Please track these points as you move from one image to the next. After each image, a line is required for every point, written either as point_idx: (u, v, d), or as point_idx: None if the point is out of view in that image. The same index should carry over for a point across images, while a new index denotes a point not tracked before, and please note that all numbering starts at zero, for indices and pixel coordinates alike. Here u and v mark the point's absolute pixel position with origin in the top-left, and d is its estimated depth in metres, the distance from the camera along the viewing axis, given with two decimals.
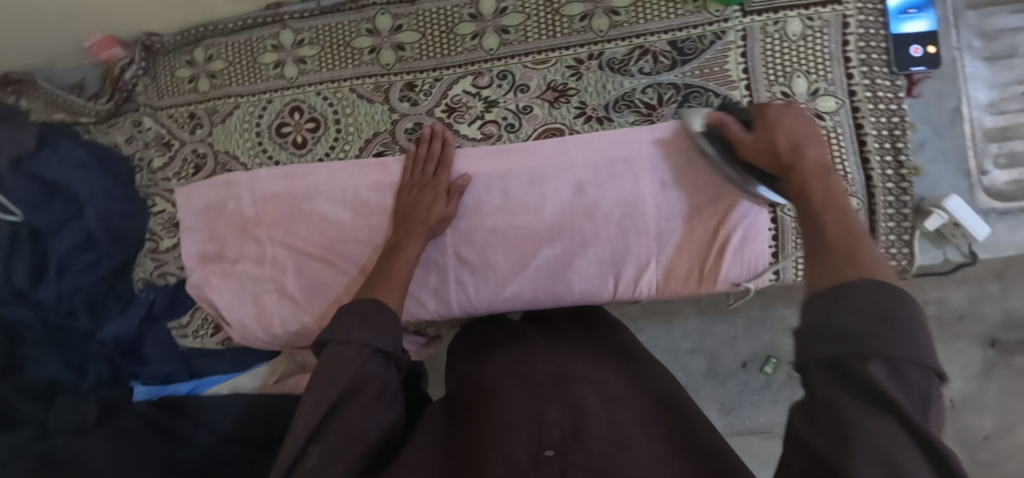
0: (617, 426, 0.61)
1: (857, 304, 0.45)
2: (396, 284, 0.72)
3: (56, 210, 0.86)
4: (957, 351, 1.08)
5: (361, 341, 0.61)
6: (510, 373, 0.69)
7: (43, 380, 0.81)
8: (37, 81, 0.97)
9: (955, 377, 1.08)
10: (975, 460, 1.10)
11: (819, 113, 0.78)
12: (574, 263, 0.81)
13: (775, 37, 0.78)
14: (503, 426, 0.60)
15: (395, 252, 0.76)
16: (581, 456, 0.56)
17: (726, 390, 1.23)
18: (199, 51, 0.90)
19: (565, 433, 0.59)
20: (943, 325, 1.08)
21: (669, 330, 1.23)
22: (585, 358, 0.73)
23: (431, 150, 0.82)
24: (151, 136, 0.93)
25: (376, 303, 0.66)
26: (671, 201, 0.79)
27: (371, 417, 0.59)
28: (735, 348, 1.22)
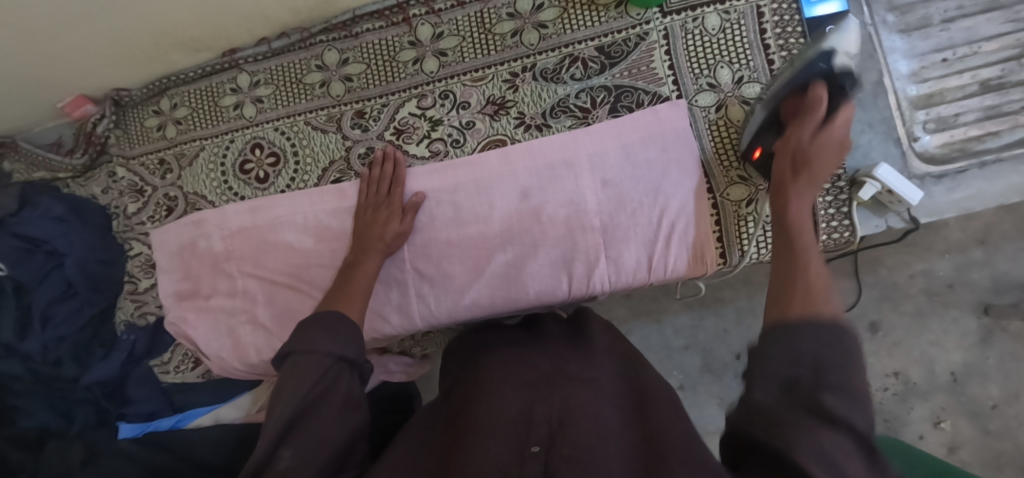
0: (603, 423, 0.58)
1: (812, 337, 0.49)
2: (358, 296, 0.75)
3: (37, 263, 0.91)
4: (951, 321, 1.09)
5: (325, 350, 0.65)
6: (503, 374, 0.69)
7: (33, 430, 0.88)
8: (17, 143, 1.03)
9: (953, 347, 1.09)
10: (987, 431, 1.07)
11: (745, 99, 0.82)
12: (527, 265, 0.85)
13: (695, 33, 0.83)
14: (490, 424, 0.58)
15: (353, 268, 0.79)
16: (566, 448, 0.53)
17: (725, 385, 1.27)
18: (166, 101, 0.97)
19: (553, 428, 0.57)
20: (931, 295, 1.10)
21: (660, 328, 1.28)
22: (579, 357, 0.71)
23: (384, 172, 0.86)
24: (124, 185, 0.98)
25: (336, 314, 0.70)
26: (615, 196, 0.83)
27: (341, 417, 0.62)
28: (728, 341, 1.27)
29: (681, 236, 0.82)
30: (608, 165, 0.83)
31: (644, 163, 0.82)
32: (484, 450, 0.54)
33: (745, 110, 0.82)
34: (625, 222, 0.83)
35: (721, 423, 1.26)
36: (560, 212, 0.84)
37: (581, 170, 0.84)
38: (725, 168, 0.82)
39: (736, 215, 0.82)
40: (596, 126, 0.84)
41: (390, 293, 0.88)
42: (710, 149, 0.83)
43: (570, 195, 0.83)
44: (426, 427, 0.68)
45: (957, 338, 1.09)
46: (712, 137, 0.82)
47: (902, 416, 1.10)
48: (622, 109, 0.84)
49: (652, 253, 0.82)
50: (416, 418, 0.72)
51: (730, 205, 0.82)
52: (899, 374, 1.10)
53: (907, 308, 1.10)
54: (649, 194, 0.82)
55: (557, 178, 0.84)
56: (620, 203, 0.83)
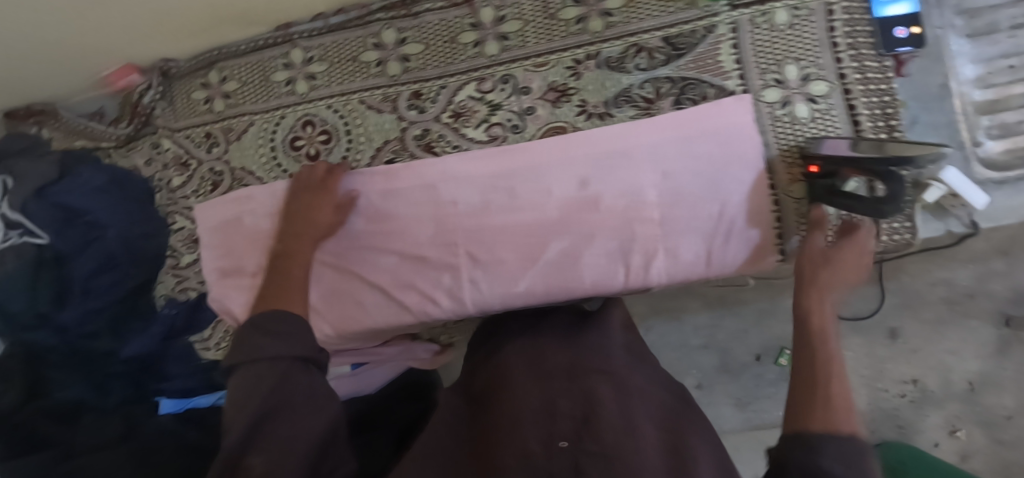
0: (628, 415, 0.58)
1: (831, 456, 0.52)
2: (294, 287, 0.76)
3: (77, 233, 0.89)
4: (969, 330, 1.09)
5: (270, 354, 0.64)
6: (523, 365, 0.69)
7: (69, 403, 0.84)
8: (59, 111, 1.00)
9: (970, 356, 1.08)
10: (999, 441, 1.07)
11: (812, 97, 0.81)
12: (582, 255, 0.84)
13: (763, 28, 0.82)
14: (517, 419, 0.59)
15: (287, 258, 0.81)
16: (593, 443, 0.53)
17: (740, 384, 1.27)
18: (214, 74, 0.95)
19: (578, 422, 0.57)
20: (953, 304, 1.09)
21: (680, 325, 1.29)
22: (596, 346, 0.71)
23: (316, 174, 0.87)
24: (169, 157, 0.96)
25: (276, 313, 0.69)
26: (675, 188, 0.82)
27: (311, 413, 0.62)
28: (747, 342, 1.26)
29: (738, 232, 0.82)
30: (669, 157, 0.82)
31: (710, 155, 0.81)
32: (515, 449, 0.54)
33: (811, 108, 0.81)
34: (684, 216, 0.82)
35: (735, 423, 1.27)
36: (616, 203, 0.83)
37: (639, 160, 0.83)
38: (789, 163, 0.82)
39: (797, 211, 0.82)
40: (661, 117, 0.83)
41: (442, 274, 0.87)
42: (774, 145, 0.82)
43: (628, 184, 0.83)
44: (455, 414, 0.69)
45: (976, 347, 1.08)
46: (777, 133, 0.82)
47: (916, 423, 1.11)
48: (686, 101, 0.83)
49: (709, 247, 0.82)
50: (443, 402, 0.72)
51: (791, 203, 0.82)
52: (916, 382, 1.10)
53: (927, 315, 1.10)
54: (708, 189, 0.82)
55: (615, 169, 0.83)
56: (678, 196, 0.82)
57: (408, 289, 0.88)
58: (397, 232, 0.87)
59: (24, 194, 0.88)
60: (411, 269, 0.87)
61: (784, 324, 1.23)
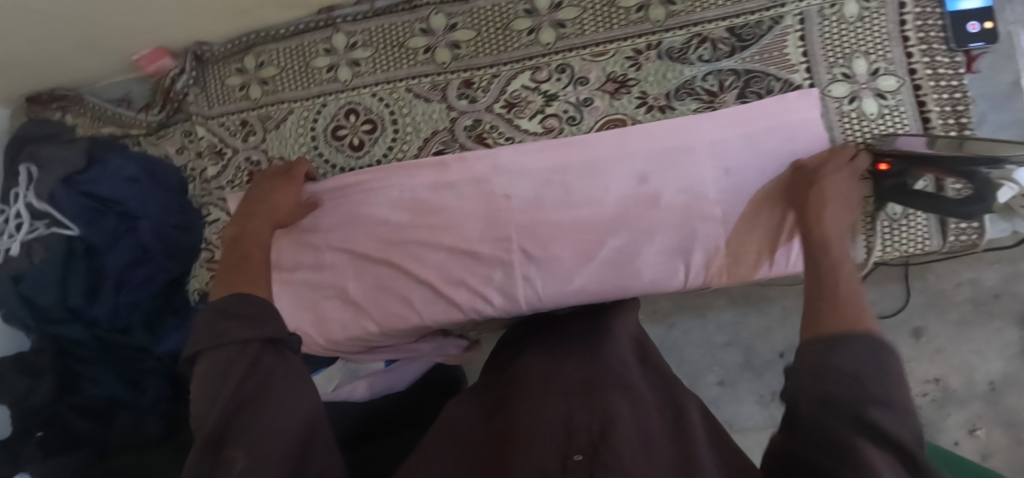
0: (644, 431, 0.55)
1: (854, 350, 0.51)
2: (258, 268, 0.69)
3: (111, 224, 0.87)
4: (994, 330, 1.06)
5: (239, 338, 0.58)
6: (537, 379, 0.66)
7: (102, 399, 0.87)
8: (84, 97, 0.96)
9: (993, 356, 1.06)
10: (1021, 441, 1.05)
11: (881, 92, 0.79)
12: (640, 252, 0.81)
13: (832, 20, 0.79)
14: (530, 430, 0.56)
15: (241, 240, 0.74)
16: (609, 457, 0.50)
17: (763, 382, 1.24)
18: (251, 58, 0.90)
19: (594, 436, 0.53)
20: (977, 305, 1.07)
21: (703, 323, 1.26)
22: (613, 361, 0.68)
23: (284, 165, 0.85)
24: (203, 145, 0.92)
25: (240, 297, 0.62)
26: (737, 186, 0.80)
27: (289, 403, 0.56)
28: (771, 339, 1.24)
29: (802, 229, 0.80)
30: (734, 152, 0.80)
31: (776, 150, 0.79)
32: (524, 462, 0.51)
33: (879, 104, 0.79)
34: (747, 215, 0.80)
35: (758, 420, 1.24)
36: (675, 200, 0.80)
37: (703, 154, 0.80)
38: None
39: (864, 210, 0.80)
40: (724, 111, 0.80)
41: (497, 270, 0.83)
42: (840, 141, 0.80)
43: (690, 181, 0.80)
44: (463, 424, 0.65)
45: (999, 348, 1.06)
46: (844, 129, 0.79)
47: (937, 422, 1.08)
48: (751, 94, 0.80)
49: (771, 247, 0.81)
50: (449, 412, 0.69)
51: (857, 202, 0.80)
52: (939, 381, 1.08)
53: (952, 315, 1.08)
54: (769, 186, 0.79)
55: (675, 163, 0.80)
56: (739, 194, 0.80)
57: (459, 286, 0.84)
58: (448, 227, 0.84)
59: (51, 183, 0.85)
60: (463, 265, 0.84)
61: None
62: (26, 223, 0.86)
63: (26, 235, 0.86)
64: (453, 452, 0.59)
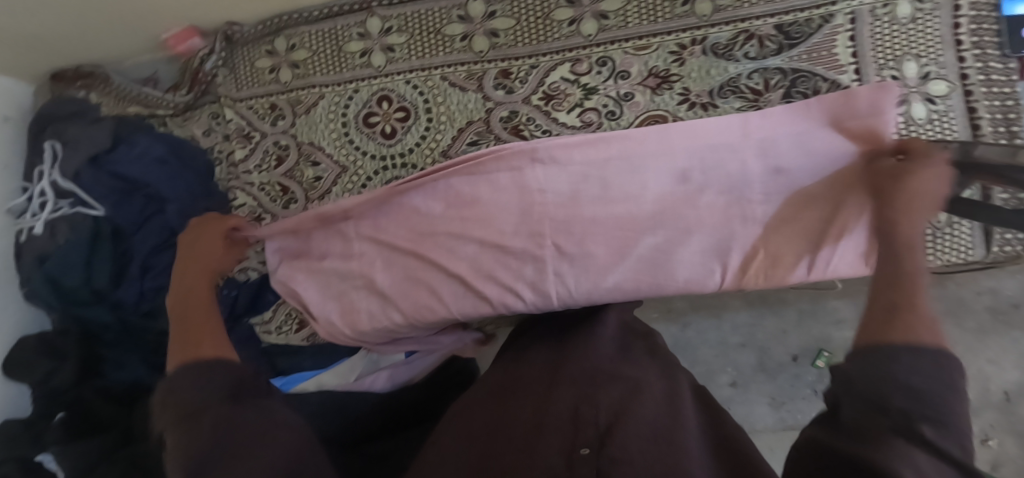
0: (654, 422, 0.55)
1: (907, 361, 0.41)
2: (197, 324, 0.64)
3: (136, 205, 0.87)
4: (1014, 341, 1.00)
5: (197, 395, 0.54)
6: (545, 374, 0.66)
7: (125, 383, 0.87)
8: (108, 76, 0.95)
9: (1010, 366, 1.00)
10: None
11: (931, 97, 0.77)
12: (676, 252, 0.79)
13: (884, 21, 0.77)
14: (540, 425, 0.56)
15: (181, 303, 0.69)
16: (617, 450, 0.49)
17: (776, 384, 1.16)
18: (281, 41, 0.88)
19: (601, 431, 0.53)
20: (996, 314, 1.00)
21: (718, 324, 1.17)
22: (623, 359, 0.67)
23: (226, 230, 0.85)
24: (232, 128, 0.91)
25: (188, 363, 0.58)
26: (783, 187, 0.77)
27: (264, 445, 0.52)
28: (786, 342, 1.15)
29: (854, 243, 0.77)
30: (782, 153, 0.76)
31: (827, 150, 0.75)
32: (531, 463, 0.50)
33: (929, 108, 0.77)
34: (787, 216, 0.78)
35: (769, 422, 1.16)
36: (713, 200, 0.78)
37: (751, 155, 0.77)
38: None
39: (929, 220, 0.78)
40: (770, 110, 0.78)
41: (529, 265, 0.80)
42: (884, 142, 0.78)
43: (733, 179, 0.77)
44: (471, 415, 0.64)
45: (1016, 358, 1.00)
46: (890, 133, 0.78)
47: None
48: (796, 94, 0.78)
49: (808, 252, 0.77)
50: (456, 409, 0.68)
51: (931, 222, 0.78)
52: None
53: (969, 324, 1.01)
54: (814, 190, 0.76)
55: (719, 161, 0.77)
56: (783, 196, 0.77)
57: (488, 279, 0.81)
58: (479, 220, 0.81)
59: (78, 161, 0.86)
60: (495, 256, 0.80)
61: (825, 326, 1.13)
62: (52, 202, 0.87)
63: (51, 214, 0.87)
64: (460, 448, 0.58)
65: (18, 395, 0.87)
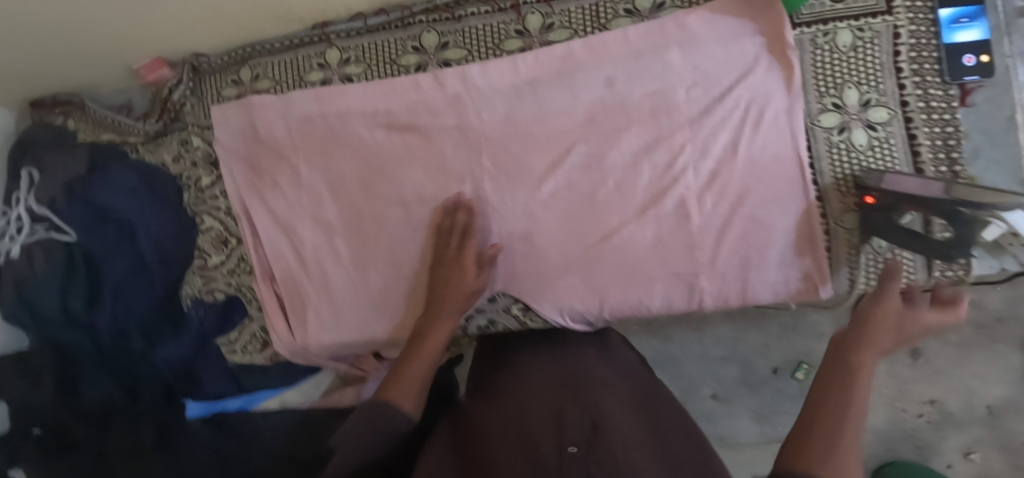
0: (636, 431, 0.60)
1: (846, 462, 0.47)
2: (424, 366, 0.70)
3: (109, 234, 0.90)
4: (996, 355, 1.08)
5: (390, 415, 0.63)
6: (527, 376, 0.72)
7: (98, 405, 0.88)
8: (84, 102, 0.99)
9: (992, 382, 1.08)
10: (1016, 465, 1.10)
11: (871, 124, 0.78)
12: (624, 192, 0.82)
13: (825, 49, 0.79)
14: (525, 428, 0.60)
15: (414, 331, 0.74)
16: (602, 453, 0.54)
17: (760, 398, 1.22)
18: (246, 71, 0.92)
19: (586, 431, 0.58)
20: (980, 329, 1.08)
21: (700, 336, 1.24)
22: (602, 364, 0.74)
23: (455, 221, 0.82)
24: (199, 155, 0.94)
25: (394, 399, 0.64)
26: (761, 147, 0.79)
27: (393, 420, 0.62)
28: (768, 355, 1.21)
29: (777, 244, 0.80)
30: (759, 80, 0.79)
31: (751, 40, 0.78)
32: (511, 454, 0.57)
33: (869, 135, 0.78)
34: (714, 121, 0.80)
35: (753, 436, 1.23)
36: (623, 174, 0.82)
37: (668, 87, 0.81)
38: (842, 190, 0.80)
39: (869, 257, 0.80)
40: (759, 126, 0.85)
41: (457, 197, 0.85)
42: (828, 173, 0.80)
43: (653, 106, 0.81)
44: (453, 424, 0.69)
45: (1000, 372, 1.08)
46: (832, 160, 0.79)
47: (935, 444, 1.12)
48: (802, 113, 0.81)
49: (740, 139, 0.80)
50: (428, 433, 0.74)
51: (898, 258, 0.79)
52: (936, 403, 1.11)
53: (952, 339, 1.10)
54: (784, 103, 0.79)
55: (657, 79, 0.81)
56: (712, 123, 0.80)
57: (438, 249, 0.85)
58: (421, 146, 0.86)
59: (54, 189, 0.90)
60: (430, 184, 0.86)
61: (808, 341, 1.19)
62: (26, 227, 0.90)
63: (26, 238, 0.90)
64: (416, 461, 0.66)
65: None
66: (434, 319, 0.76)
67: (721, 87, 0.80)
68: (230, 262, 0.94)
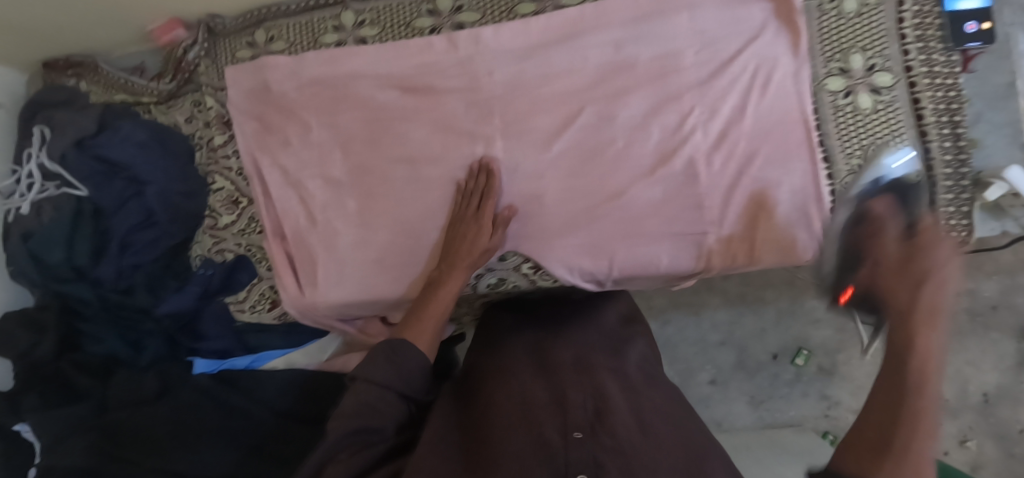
0: (632, 411, 0.67)
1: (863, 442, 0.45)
2: (430, 322, 0.77)
3: (118, 188, 0.91)
4: (991, 342, 1.12)
5: (388, 379, 0.68)
6: (528, 359, 0.78)
7: (101, 357, 0.90)
8: (98, 64, 0.99)
9: (988, 369, 1.12)
10: (1012, 454, 1.11)
11: (876, 88, 0.81)
12: (631, 150, 0.83)
13: (831, 15, 0.81)
14: (532, 408, 0.68)
15: (434, 285, 0.80)
16: (605, 437, 0.62)
17: (756, 383, 1.24)
18: (261, 33, 0.93)
19: (589, 417, 0.65)
20: (972, 315, 1.13)
21: (698, 321, 1.25)
22: (600, 348, 0.80)
23: (477, 185, 0.83)
24: (212, 115, 0.95)
25: (402, 345, 0.72)
26: (768, 109, 0.81)
27: (397, 367, 0.70)
28: (764, 341, 1.23)
29: (783, 205, 0.81)
30: (765, 45, 0.81)
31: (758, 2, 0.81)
32: (522, 434, 0.64)
33: (874, 99, 0.81)
34: (723, 84, 0.81)
35: (749, 421, 1.23)
36: (631, 133, 0.83)
37: (675, 50, 0.82)
38: (848, 155, 0.81)
39: None
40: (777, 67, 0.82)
41: (470, 154, 0.86)
42: (834, 135, 0.81)
43: (661, 68, 0.82)
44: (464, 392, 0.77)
45: (994, 359, 1.12)
46: (838, 123, 0.81)
47: None
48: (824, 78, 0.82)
49: (750, 101, 0.81)
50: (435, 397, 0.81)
51: None
52: None
53: (948, 326, 1.14)
54: (791, 67, 0.81)
55: (668, 47, 0.82)
56: (720, 84, 0.81)
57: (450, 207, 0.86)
58: (430, 105, 0.87)
59: (64, 146, 0.90)
60: (440, 144, 0.87)
61: (802, 325, 1.21)
62: (37, 183, 0.91)
63: (37, 195, 0.91)
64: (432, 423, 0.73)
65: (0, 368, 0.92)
66: (449, 271, 0.80)
67: (729, 51, 0.81)
68: (240, 222, 0.94)
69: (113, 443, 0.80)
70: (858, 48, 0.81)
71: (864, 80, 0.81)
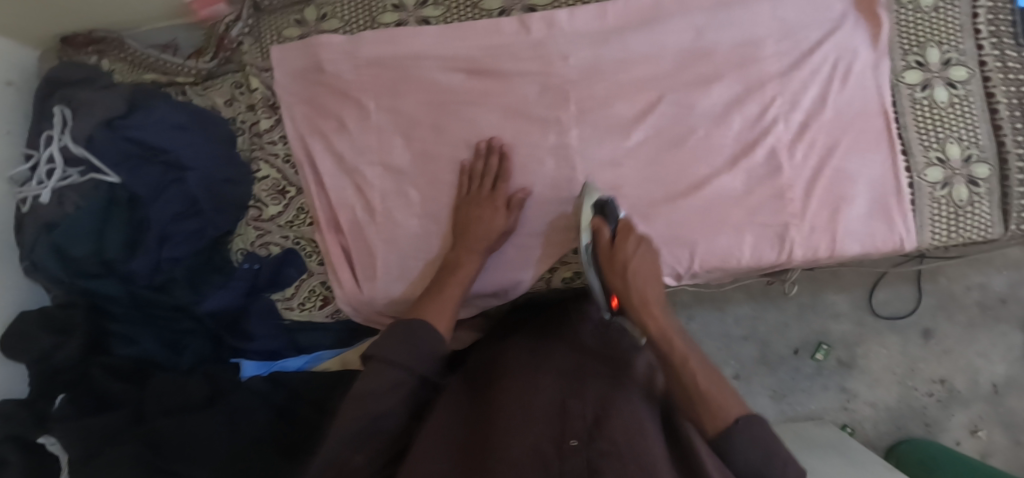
0: (638, 420, 0.56)
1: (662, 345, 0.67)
2: (447, 306, 0.70)
3: (155, 174, 0.83)
4: (999, 334, 1.19)
5: (401, 361, 0.61)
6: (524, 362, 0.67)
7: (130, 360, 0.84)
8: (124, 40, 0.91)
9: (999, 361, 1.19)
10: (1018, 442, 1.18)
11: (951, 82, 0.81)
12: (711, 139, 0.81)
13: (909, 9, 0.80)
14: (526, 412, 0.56)
15: (451, 267, 0.76)
16: (605, 442, 0.51)
17: (778, 377, 1.22)
18: (312, 10, 0.86)
19: (589, 424, 0.54)
20: (984, 308, 1.20)
21: (722, 316, 1.23)
22: (605, 358, 0.69)
23: (487, 166, 0.81)
24: (257, 98, 0.89)
25: (426, 328, 0.65)
26: (851, 99, 0.80)
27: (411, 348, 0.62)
28: (787, 335, 1.22)
29: (862, 196, 0.80)
30: (846, 35, 0.80)
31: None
32: (513, 437, 0.53)
33: (949, 93, 0.81)
34: (805, 73, 0.80)
35: (771, 414, 1.21)
36: (710, 121, 0.81)
37: (756, 38, 0.81)
38: (925, 148, 0.81)
39: (953, 206, 0.81)
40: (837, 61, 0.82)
41: (543, 139, 0.82)
42: (912, 127, 0.81)
43: (741, 56, 0.81)
44: (458, 397, 0.64)
45: (1003, 350, 1.19)
46: (915, 115, 0.81)
47: (943, 421, 1.18)
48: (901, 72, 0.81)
49: (832, 91, 0.80)
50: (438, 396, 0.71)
51: (984, 209, 0.81)
52: (945, 382, 1.19)
53: (959, 317, 1.20)
54: (870, 58, 0.81)
55: (747, 33, 0.81)
56: (800, 74, 0.80)
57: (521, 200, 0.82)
58: (499, 90, 0.83)
59: (92, 125, 0.82)
60: (507, 131, 0.82)
61: (824, 318, 1.22)
62: (60, 169, 0.82)
63: (58, 182, 0.82)
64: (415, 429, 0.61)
65: (12, 373, 0.83)
66: (463, 253, 0.77)
67: (811, 41, 0.81)
68: (288, 213, 0.89)
69: (158, 455, 0.72)
70: (933, 43, 0.81)
71: (938, 74, 0.81)
